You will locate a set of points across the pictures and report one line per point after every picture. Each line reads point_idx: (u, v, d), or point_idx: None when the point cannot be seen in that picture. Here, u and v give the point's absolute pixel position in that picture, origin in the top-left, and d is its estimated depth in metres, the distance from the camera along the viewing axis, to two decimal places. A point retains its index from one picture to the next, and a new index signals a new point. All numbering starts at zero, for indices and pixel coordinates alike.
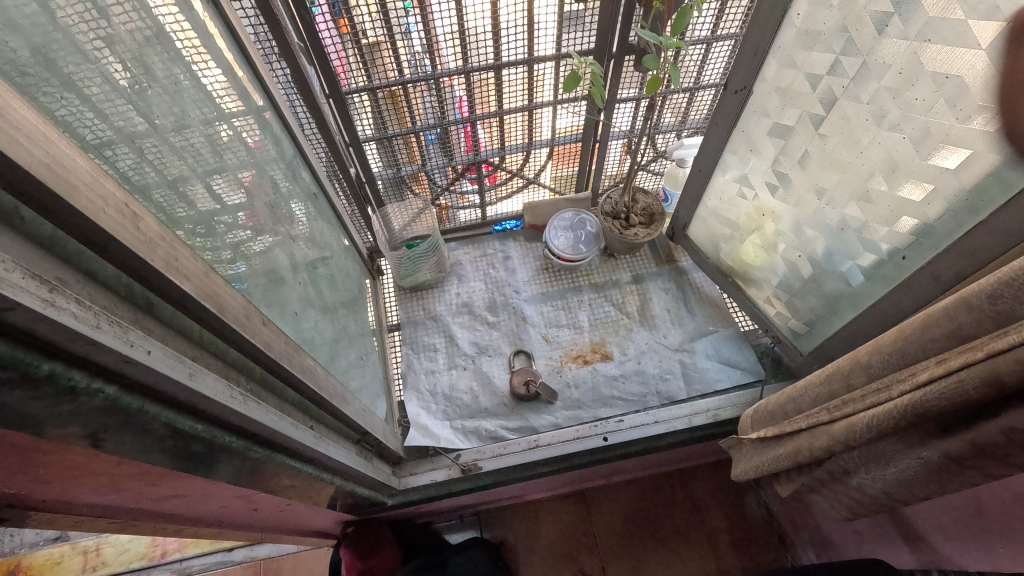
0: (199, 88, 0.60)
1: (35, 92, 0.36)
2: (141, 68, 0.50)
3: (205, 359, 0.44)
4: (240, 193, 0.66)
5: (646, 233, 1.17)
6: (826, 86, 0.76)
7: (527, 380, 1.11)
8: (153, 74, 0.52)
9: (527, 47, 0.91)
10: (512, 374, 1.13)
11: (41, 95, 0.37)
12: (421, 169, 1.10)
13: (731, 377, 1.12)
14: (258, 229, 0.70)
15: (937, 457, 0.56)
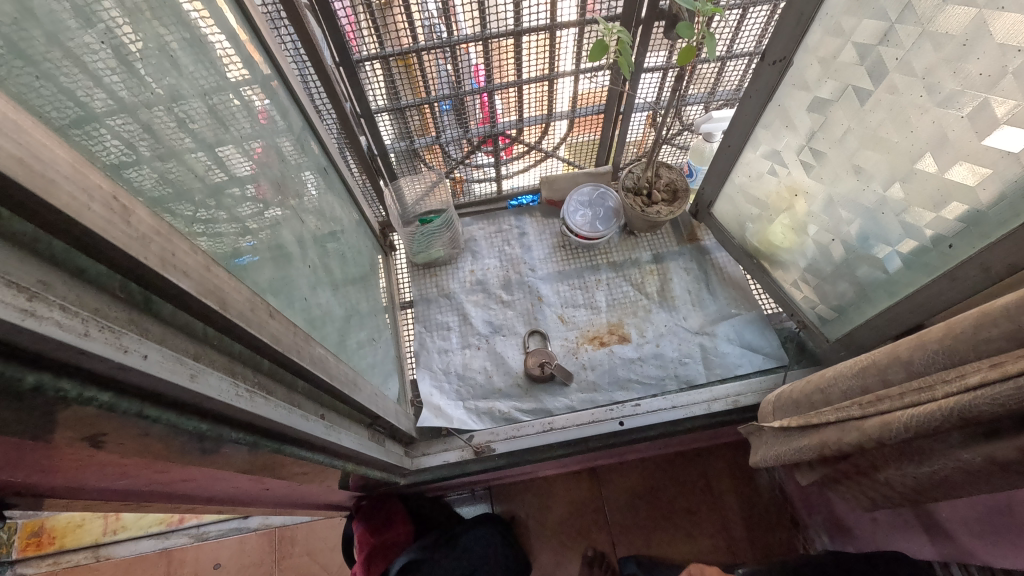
0: (201, 57, 0.56)
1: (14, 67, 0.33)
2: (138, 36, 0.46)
3: (209, 356, 0.41)
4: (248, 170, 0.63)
5: (668, 212, 1.13)
6: (876, 57, 0.69)
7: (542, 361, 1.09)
8: (152, 43, 0.48)
9: (549, 12, 0.85)
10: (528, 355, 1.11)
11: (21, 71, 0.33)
12: (435, 141, 1.05)
13: (753, 362, 1.08)
14: (265, 208, 0.66)
15: (980, 462, 0.53)
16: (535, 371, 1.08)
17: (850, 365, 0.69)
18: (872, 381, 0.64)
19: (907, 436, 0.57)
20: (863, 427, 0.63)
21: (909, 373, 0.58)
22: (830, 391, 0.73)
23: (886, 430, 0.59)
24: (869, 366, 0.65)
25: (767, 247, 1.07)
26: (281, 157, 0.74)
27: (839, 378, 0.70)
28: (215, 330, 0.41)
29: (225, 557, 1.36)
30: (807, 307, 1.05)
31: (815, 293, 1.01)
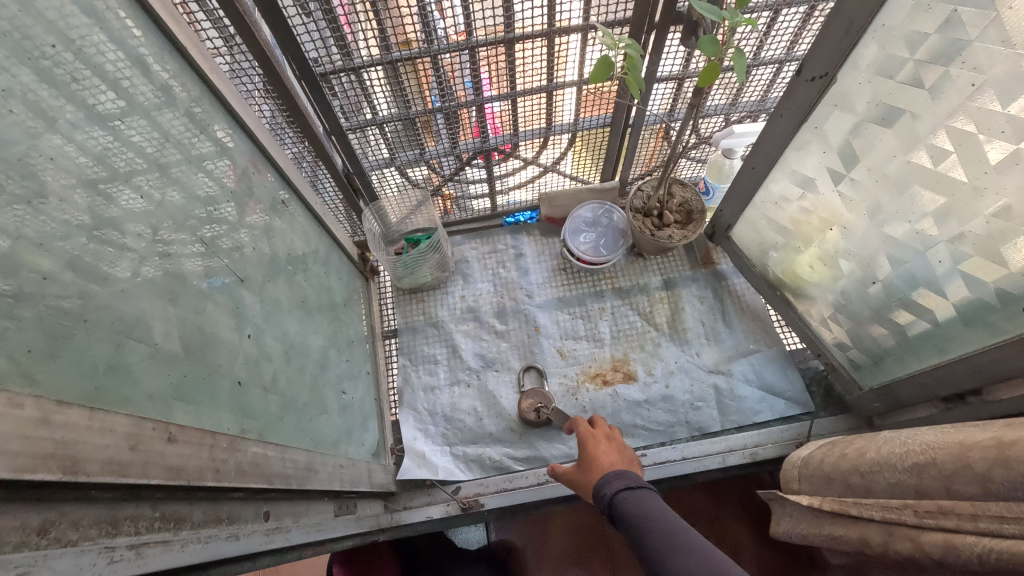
0: (138, 75, 0.44)
1: None
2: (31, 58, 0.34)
3: (73, 517, 0.30)
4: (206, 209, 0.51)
5: (682, 236, 1.01)
6: (944, 78, 0.55)
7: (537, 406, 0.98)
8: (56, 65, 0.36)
9: (547, 16, 0.72)
10: (523, 396, 1.00)
11: None
12: (420, 157, 0.93)
13: (774, 407, 0.97)
14: (228, 245, 0.56)
15: None
16: (529, 416, 0.98)
17: (901, 454, 0.58)
18: (930, 485, 0.52)
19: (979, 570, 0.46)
20: (918, 541, 0.51)
21: (982, 489, 0.47)
22: (872, 479, 0.61)
23: (953, 556, 0.48)
24: (928, 465, 0.53)
25: (792, 279, 0.95)
26: (248, 185, 0.62)
27: (886, 466, 0.59)
28: (76, 496, 0.30)
29: None
30: (837, 348, 0.93)
31: (848, 335, 0.89)
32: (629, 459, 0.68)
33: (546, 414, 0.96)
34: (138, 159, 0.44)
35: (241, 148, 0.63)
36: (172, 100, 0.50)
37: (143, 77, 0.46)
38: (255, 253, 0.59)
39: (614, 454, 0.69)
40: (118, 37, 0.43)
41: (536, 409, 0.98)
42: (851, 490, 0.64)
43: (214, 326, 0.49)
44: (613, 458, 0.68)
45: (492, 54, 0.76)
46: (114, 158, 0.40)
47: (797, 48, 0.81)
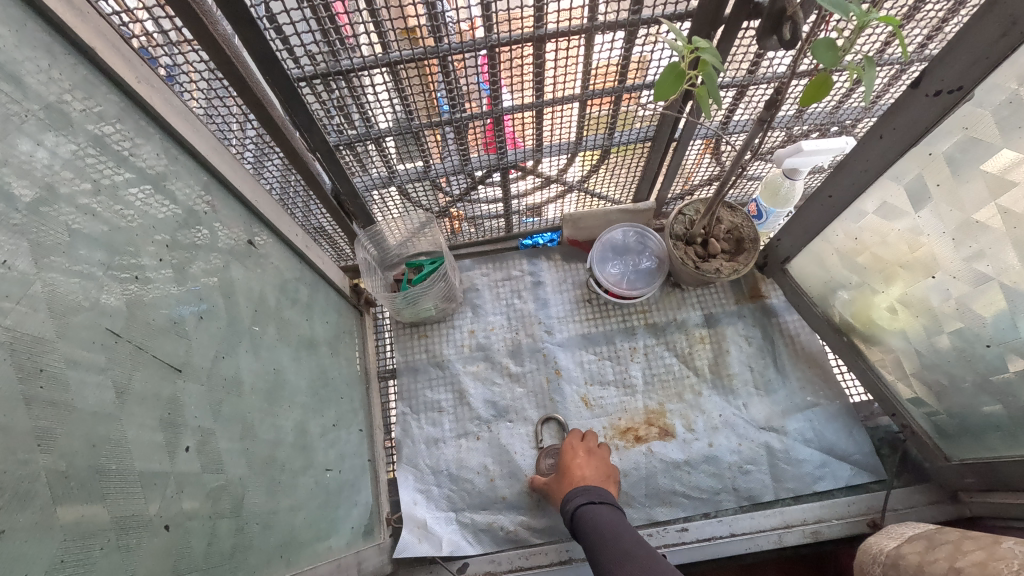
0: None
1: None
2: None
3: None
4: (123, 276, 0.37)
5: (731, 270, 0.86)
6: None
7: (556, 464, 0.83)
8: None
9: (586, 7, 0.56)
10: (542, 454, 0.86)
11: None
12: (424, 174, 0.78)
13: (838, 475, 0.82)
14: (162, 318, 0.40)
15: None
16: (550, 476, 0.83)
17: None
18: None
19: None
20: None
21: None
22: None
23: None
24: None
25: (864, 324, 0.80)
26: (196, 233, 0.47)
27: None
28: None
29: None
30: (918, 409, 0.78)
31: (936, 397, 0.74)
32: (605, 474, 0.77)
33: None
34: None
35: (188, 178, 0.47)
36: (67, 123, 0.35)
37: (6, 97, 0.31)
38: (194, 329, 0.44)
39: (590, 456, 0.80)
40: None
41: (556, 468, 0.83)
42: None
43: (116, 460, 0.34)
44: (588, 472, 0.77)
45: (514, 57, 0.61)
46: None
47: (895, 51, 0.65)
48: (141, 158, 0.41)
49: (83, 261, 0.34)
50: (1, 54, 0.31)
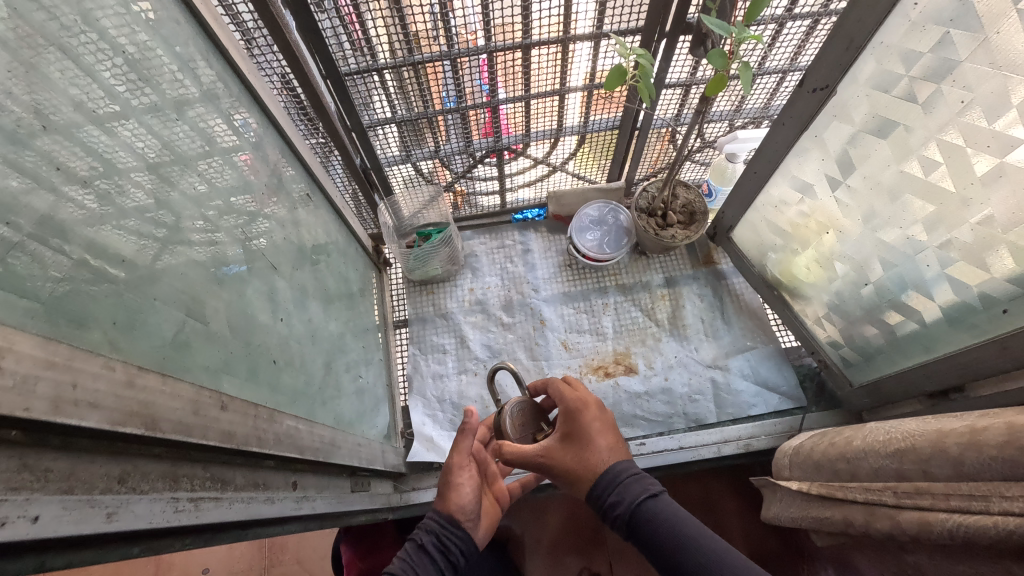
0: (160, 51, 0.48)
1: None
2: (94, 50, 0.40)
3: (139, 472, 0.35)
4: (230, 181, 0.58)
5: (684, 236, 1.05)
6: (939, 94, 0.60)
7: (522, 423, 0.73)
8: (102, 51, 0.41)
9: (561, 26, 0.76)
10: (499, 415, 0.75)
11: None
12: (434, 154, 0.97)
13: (768, 403, 1.02)
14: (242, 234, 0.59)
15: None
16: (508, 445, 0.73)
17: (880, 441, 0.64)
18: (907, 468, 0.57)
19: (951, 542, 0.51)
20: (897, 517, 0.57)
21: (955, 472, 0.51)
22: (860, 465, 0.65)
23: (927, 532, 0.53)
24: (907, 451, 0.58)
25: (790, 279, 1.00)
26: (264, 169, 0.68)
27: (868, 452, 0.64)
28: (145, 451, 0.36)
29: (214, 563, 1.40)
30: (831, 346, 0.97)
31: (841, 334, 0.93)
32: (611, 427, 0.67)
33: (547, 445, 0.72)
34: (170, 138, 0.48)
35: (262, 135, 0.68)
36: (204, 86, 0.55)
37: (180, 73, 0.51)
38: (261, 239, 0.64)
39: (608, 433, 0.65)
40: (158, 34, 0.48)
41: (522, 428, 0.73)
42: (842, 477, 0.68)
43: (229, 317, 0.52)
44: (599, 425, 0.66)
45: (492, 60, 0.80)
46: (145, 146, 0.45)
47: (800, 60, 0.86)
48: (238, 116, 0.62)
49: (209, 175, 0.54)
50: (175, 48, 0.51)
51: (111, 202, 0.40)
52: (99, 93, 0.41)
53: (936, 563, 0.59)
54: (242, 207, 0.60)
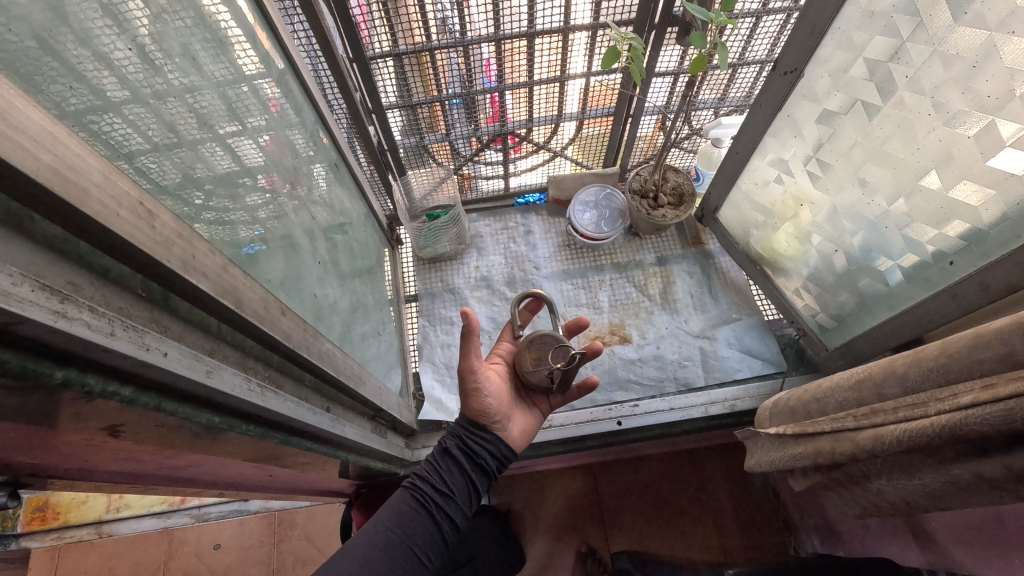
0: (208, 34, 0.56)
1: (48, 79, 0.34)
2: (159, 24, 0.48)
3: (223, 351, 0.43)
4: (258, 156, 0.65)
5: (674, 215, 1.14)
6: (886, 74, 0.70)
7: (540, 356, 0.80)
8: (169, 29, 0.49)
9: (563, 15, 0.87)
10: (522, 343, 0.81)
11: (57, 79, 0.35)
12: (445, 138, 1.08)
13: (752, 367, 1.11)
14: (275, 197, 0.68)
15: (968, 475, 0.54)
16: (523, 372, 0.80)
17: (842, 378, 0.71)
18: (867, 395, 0.65)
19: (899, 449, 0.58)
20: (855, 438, 0.64)
21: (904, 387, 0.59)
22: (827, 402, 0.72)
23: (879, 443, 0.60)
24: (866, 380, 0.65)
25: (771, 254, 1.09)
26: (291, 146, 0.76)
27: (835, 389, 0.71)
28: (223, 337, 0.43)
29: (225, 539, 1.36)
30: (807, 314, 1.06)
31: (816, 301, 1.02)
32: None
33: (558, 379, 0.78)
34: (215, 103, 0.56)
35: (288, 115, 0.76)
36: (244, 68, 0.64)
37: (225, 54, 0.60)
38: (285, 205, 0.71)
39: None
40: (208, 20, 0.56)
41: (539, 361, 0.79)
42: (813, 416, 0.75)
43: (273, 255, 0.62)
44: None
45: (484, 46, 0.90)
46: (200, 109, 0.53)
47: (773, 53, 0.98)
48: (266, 92, 0.70)
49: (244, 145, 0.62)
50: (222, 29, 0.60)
51: (179, 145, 0.48)
52: (172, 57, 0.49)
53: (893, 482, 0.66)
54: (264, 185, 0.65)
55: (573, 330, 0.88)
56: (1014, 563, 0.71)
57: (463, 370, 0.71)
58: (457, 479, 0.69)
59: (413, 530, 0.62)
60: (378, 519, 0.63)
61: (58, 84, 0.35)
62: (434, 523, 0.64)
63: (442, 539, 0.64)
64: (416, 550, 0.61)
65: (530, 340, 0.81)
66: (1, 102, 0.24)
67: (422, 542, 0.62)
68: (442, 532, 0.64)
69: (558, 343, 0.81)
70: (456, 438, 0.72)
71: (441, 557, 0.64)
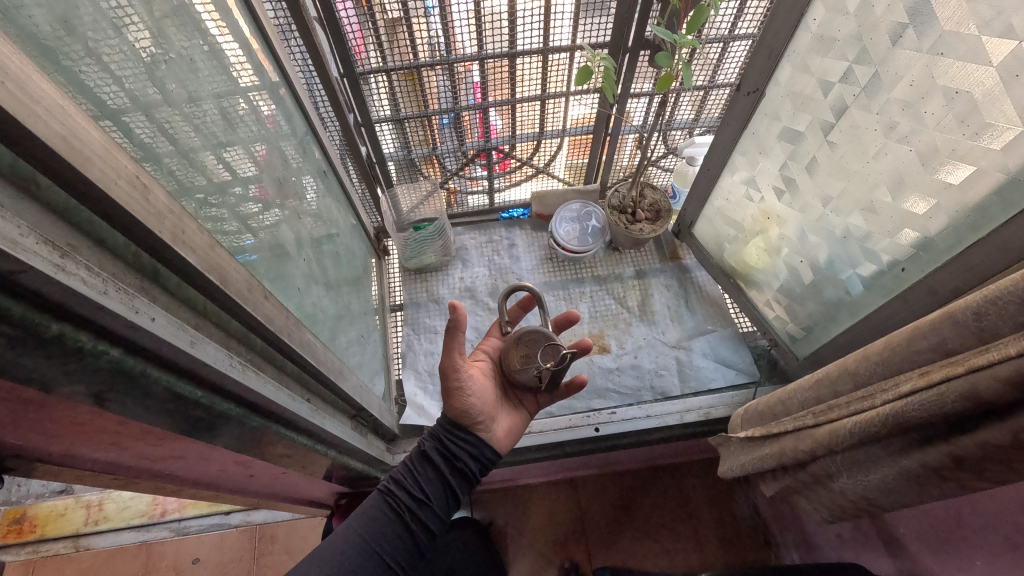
0: (211, 56, 0.62)
1: (68, 72, 0.39)
2: (160, 36, 0.52)
3: (207, 329, 0.46)
4: (251, 165, 0.69)
5: (651, 229, 1.20)
6: (837, 94, 0.76)
7: (528, 355, 0.81)
8: (169, 41, 0.54)
9: (543, 35, 0.95)
10: (510, 340, 0.83)
11: (77, 72, 0.40)
12: (432, 153, 1.14)
13: (726, 377, 1.15)
14: (267, 205, 0.72)
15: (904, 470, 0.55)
16: (510, 370, 0.81)
17: (805, 378, 0.71)
18: (824, 393, 0.65)
19: (852, 443, 0.57)
20: (814, 434, 0.63)
21: (855, 384, 0.60)
22: (791, 402, 0.72)
23: (834, 438, 0.59)
24: (823, 379, 0.66)
25: (744, 267, 1.14)
26: (283, 156, 0.80)
27: (796, 391, 0.71)
28: (206, 318, 0.46)
29: (204, 553, 1.34)
30: (779, 326, 1.09)
31: (786, 312, 1.06)
32: None
33: (547, 378, 0.79)
34: (211, 109, 0.61)
35: (283, 127, 0.81)
36: (241, 79, 0.69)
37: (222, 68, 0.64)
38: (279, 212, 0.76)
39: None
40: (206, 33, 0.61)
41: (527, 360, 0.81)
42: (779, 417, 0.75)
43: (260, 251, 0.66)
44: None
45: (472, 70, 0.98)
46: (199, 115, 0.58)
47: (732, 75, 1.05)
48: (261, 103, 0.74)
49: (237, 149, 0.65)
50: (221, 43, 0.65)
51: (177, 143, 0.52)
52: (172, 64, 0.54)
53: (852, 483, 0.63)
54: (256, 194, 0.69)
55: (562, 325, 0.91)
56: (975, 564, 0.73)
57: (445, 368, 0.72)
58: (432, 483, 0.70)
59: (383, 536, 0.64)
60: (350, 524, 0.65)
61: (78, 77, 0.40)
62: (405, 528, 0.66)
63: (413, 544, 0.66)
64: (385, 556, 0.63)
65: (521, 337, 0.82)
66: (22, 76, 0.29)
67: (391, 548, 0.64)
68: (415, 537, 0.66)
69: (548, 341, 0.83)
70: (435, 441, 0.73)
71: (412, 561, 0.66)
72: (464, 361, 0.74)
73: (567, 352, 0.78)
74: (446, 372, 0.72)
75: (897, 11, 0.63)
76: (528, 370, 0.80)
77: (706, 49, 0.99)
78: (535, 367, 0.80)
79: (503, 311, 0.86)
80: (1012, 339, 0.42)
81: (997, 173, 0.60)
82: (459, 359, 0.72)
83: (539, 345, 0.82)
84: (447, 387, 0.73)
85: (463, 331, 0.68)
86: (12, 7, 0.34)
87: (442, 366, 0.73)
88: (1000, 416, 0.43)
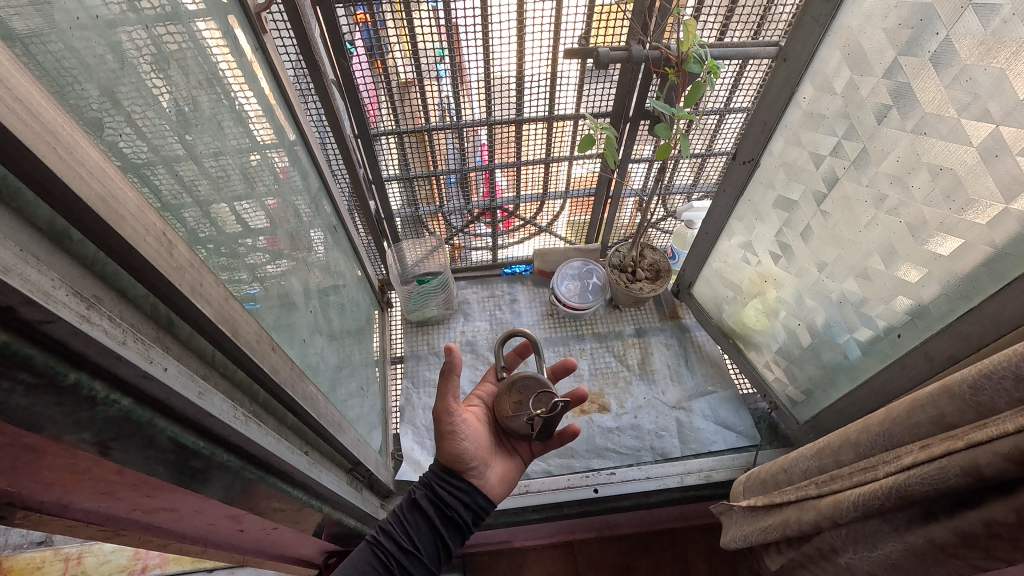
0: (237, 118, 0.66)
1: (109, 135, 0.41)
2: (191, 101, 0.56)
3: (214, 379, 0.47)
4: (264, 218, 0.71)
5: (651, 289, 1.22)
6: (828, 166, 0.80)
7: (520, 401, 0.80)
8: (200, 107, 0.57)
9: (548, 104, 1.00)
10: (504, 386, 0.82)
11: (116, 134, 0.42)
12: (438, 210, 1.18)
13: (727, 439, 1.14)
14: (277, 256, 0.74)
15: (904, 546, 0.54)
16: (502, 417, 0.80)
17: (808, 445, 0.70)
18: (827, 463, 0.64)
19: (857, 515, 0.56)
20: (819, 505, 0.62)
21: (858, 455, 0.60)
22: (794, 471, 0.71)
23: (838, 509, 0.58)
24: (825, 448, 0.65)
25: (742, 328, 1.15)
26: (295, 211, 0.83)
27: (799, 460, 0.70)
28: (214, 370, 0.47)
29: None
30: (779, 388, 1.10)
31: (786, 375, 1.06)
32: None
33: (537, 425, 0.78)
34: (232, 165, 0.64)
35: (297, 182, 0.85)
36: (259, 135, 0.72)
37: (245, 129, 0.68)
38: (288, 263, 0.78)
39: None
40: (232, 99, 0.65)
41: (518, 407, 0.80)
42: (782, 486, 0.74)
43: (268, 302, 0.68)
44: None
45: (479, 134, 1.03)
46: (220, 172, 0.61)
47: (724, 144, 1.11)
48: (278, 160, 0.78)
49: (252, 203, 0.68)
50: (245, 106, 0.69)
51: (198, 199, 0.55)
52: (200, 126, 0.57)
53: (858, 558, 0.61)
54: (267, 245, 0.71)
55: (558, 371, 0.91)
56: None
57: (438, 412, 0.71)
58: (422, 534, 0.69)
59: None
60: None
61: (117, 139, 0.42)
62: None
63: None
64: None
65: (514, 382, 0.82)
66: (70, 141, 0.32)
67: None
68: None
69: (541, 388, 0.81)
70: (426, 489, 0.72)
71: None
72: (458, 406, 0.73)
73: (557, 400, 0.75)
74: (439, 416, 0.71)
75: (880, 93, 0.68)
76: (519, 414, 0.80)
77: (703, 118, 1.05)
78: (524, 412, 0.79)
79: (498, 356, 0.87)
80: (1010, 414, 0.43)
81: (984, 247, 0.62)
82: (453, 402, 0.71)
83: (532, 389, 0.81)
84: (440, 431, 0.71)
85: (457, 373, 0.68)
86: (64, 80, 0.37)
87: (435, 409, 0.72)
88: (1002, 493, 0.43)
